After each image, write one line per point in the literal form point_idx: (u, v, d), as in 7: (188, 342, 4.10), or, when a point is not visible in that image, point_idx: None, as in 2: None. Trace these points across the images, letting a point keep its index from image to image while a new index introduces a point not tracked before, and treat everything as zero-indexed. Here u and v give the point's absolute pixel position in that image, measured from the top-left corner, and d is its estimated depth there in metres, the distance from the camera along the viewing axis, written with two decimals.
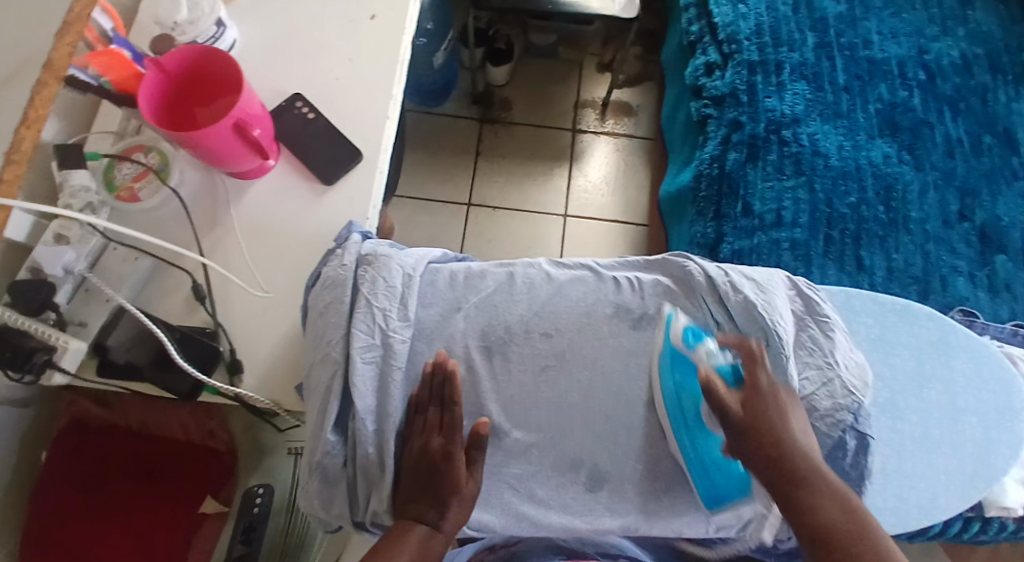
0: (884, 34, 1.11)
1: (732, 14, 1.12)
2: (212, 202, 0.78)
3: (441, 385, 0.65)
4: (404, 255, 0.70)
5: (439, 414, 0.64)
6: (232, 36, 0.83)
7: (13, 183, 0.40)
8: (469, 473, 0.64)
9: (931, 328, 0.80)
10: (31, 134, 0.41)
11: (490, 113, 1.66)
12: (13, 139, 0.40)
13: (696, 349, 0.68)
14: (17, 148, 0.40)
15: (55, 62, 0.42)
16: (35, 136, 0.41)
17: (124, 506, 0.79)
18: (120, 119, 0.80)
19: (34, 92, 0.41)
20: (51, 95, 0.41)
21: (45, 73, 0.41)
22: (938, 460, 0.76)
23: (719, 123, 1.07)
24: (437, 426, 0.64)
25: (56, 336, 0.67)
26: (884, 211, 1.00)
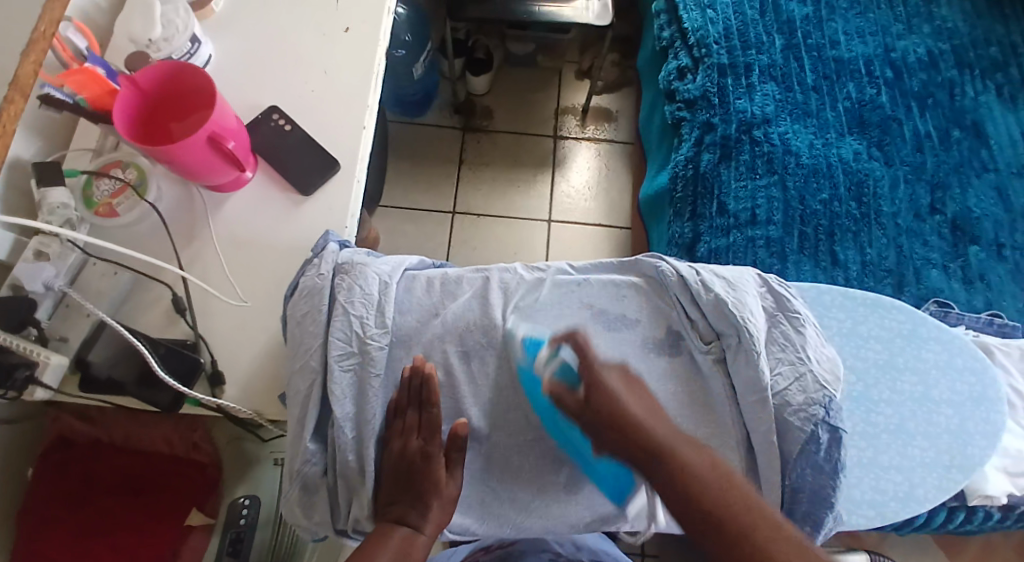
0: (850, 34, 1.14)
1: (701, 18, 1.14)
2: (190, 216, 0.79)
3: (420, 389, 0.66)
4: (380, 262, 0.71)
5: (417, 415, 0.65)
6: (207, 52, 0.84)
7: None
8: (449, 474, 0.65)
9: (901, 319, 0.81)
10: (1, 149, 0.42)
11: (471, 122, 1.67)
12: None
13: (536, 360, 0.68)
14: None
15: (21, 78, 0.43)
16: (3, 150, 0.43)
17: (109, 521, 0.79)
18: (98, 137, 0.80)
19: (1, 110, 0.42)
20: (18, 112, 0.43)
21: (12, 89, 0.43)
22: (915, 451, 0.77)
23: (693, 125, 1.09)
24: (415, 427, 0.65)
25: (37, 351, 0.68)
26: (856, 207, 1.02)
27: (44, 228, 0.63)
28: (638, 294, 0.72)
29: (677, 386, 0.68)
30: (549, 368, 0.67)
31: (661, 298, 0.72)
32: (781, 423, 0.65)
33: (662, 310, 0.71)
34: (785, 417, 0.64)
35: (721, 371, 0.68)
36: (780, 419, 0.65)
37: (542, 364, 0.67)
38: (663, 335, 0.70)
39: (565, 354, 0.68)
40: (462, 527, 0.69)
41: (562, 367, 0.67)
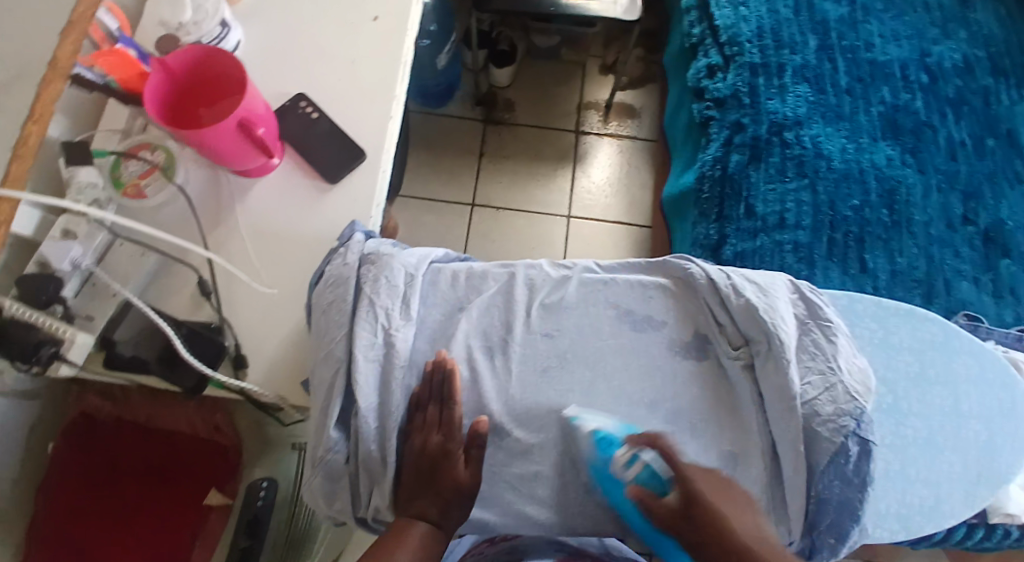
0: (886, 37, 1.12)
1: (733, 16, 1.13)
2: (217, 200, 0.78)
3: (441, 384, 0.65)
4: (407, 254, 0.71)
5: (438, 412, 0.65)
6: (236, 37, 0.84)
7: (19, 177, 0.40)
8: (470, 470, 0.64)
9: (935, 330, 0.80)
10: (38, 130, 0.41)
11: (493, 115, 1.66)
12: (19, 135, 0.40)
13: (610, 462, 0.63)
14: (23, 143, 0.41)
15: (59, 61, 0.42)
16: (41, 131, 0.41)
17: (132, 502, 0.80)
18: (127, 118, 0.80)
19: (39, 90, 0.41)
20: (56, 92, 0.42)
21: (50, 72, 0.41)
22: (942, 466, 0.76)
23: (722, 124, 1.07)
24: (435, 424, 0.65)
25: (63, 329, 0.67)
26: (887, 214, 1.00)
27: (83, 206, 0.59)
28: (667, 295, 0.72)
29: (703, 390, 0.68)
30: (630, 472, 0.62)
31: (692, 301, 0.71)
32: (809, 433, 0.64)
33: (691, 312, 0.71)
34: (813, 427, 0.64)
35: (749, 378, 0.67)
36: (808, 429, 0.64)
37: (621, 468, 0.63)
38: (692, 338, 0.70)
39: (647, 456, 0.63)
40: (480, 522, 0.67)
41: (647, 471, 0.63)
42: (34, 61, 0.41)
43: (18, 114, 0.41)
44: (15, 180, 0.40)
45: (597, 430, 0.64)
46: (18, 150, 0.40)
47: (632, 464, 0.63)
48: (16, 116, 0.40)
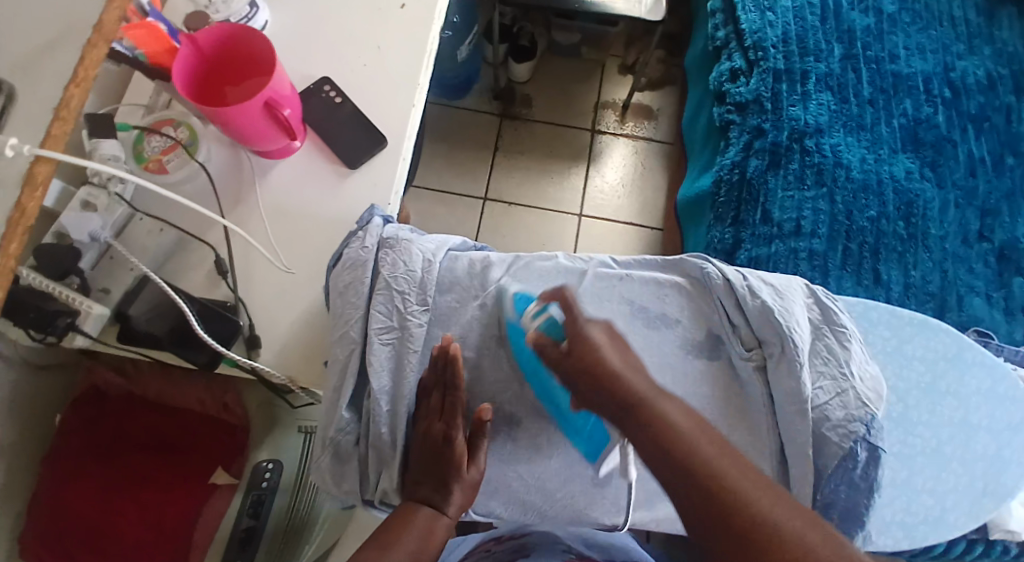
0: (910, 49, 1.11)
1: (760, 21, 1.12)
2: (238, 179, 0.79)
3: (443, 368, 0.64)
4: (425, 240, 0.71)
5: (441, 399, 0.65)
6: (264, 18, 0.84)
7: (60, 139, 0.41)
8: (471, 458, 0.64)
9: (948, 341, 0.79)
10: (79, 94, 0.42)
11: (510, 110, 1.66)
12: (62, 97, 0.41)
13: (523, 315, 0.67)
14: (66, 105, 0.41)
15: (105, 26, 0.43)
16: (83, 95, 0.42)
17: (135, 477, 0.79)
18: (152, 93, 0.81)
19: (83, 54, 0.42)
20: (100, 57, 0.43)
21: (95, 35, 0.42)
22: (948, 477, 0.76)
23: (742, 129, 1.08)
24: (438, 410, 0.65)
25: (80, 301, 0.68)
26: (903, 227, 0.99)
27: (112, 168, 0.56)
28: (681, 295, 0.71)
29: (712, 389, 0.68)
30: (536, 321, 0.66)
31: (706, 300, 0.70)
32: (818, 438, 0.64)
33: (704, 313, 0.70)
34: (822, 431, 0.63)
35: (761, 380, 0.66)
36: (817, 433, 0.63)
37: (529, 318, 0.66)
38: (704, 338, 0.70)
39: (555, 311, 0.66)
40: (486, 509, 0.69)
41: (548, 322, 0.65)
42: (78, 26, 0.42)
43: (63, 76, 0.41)
44: (56, 141, 0.41)
45: (518, 292, 0.69)
46: (60, 112, 0.41)
47: (537, 316, 0.66)
48: (60, 78, 0.41)
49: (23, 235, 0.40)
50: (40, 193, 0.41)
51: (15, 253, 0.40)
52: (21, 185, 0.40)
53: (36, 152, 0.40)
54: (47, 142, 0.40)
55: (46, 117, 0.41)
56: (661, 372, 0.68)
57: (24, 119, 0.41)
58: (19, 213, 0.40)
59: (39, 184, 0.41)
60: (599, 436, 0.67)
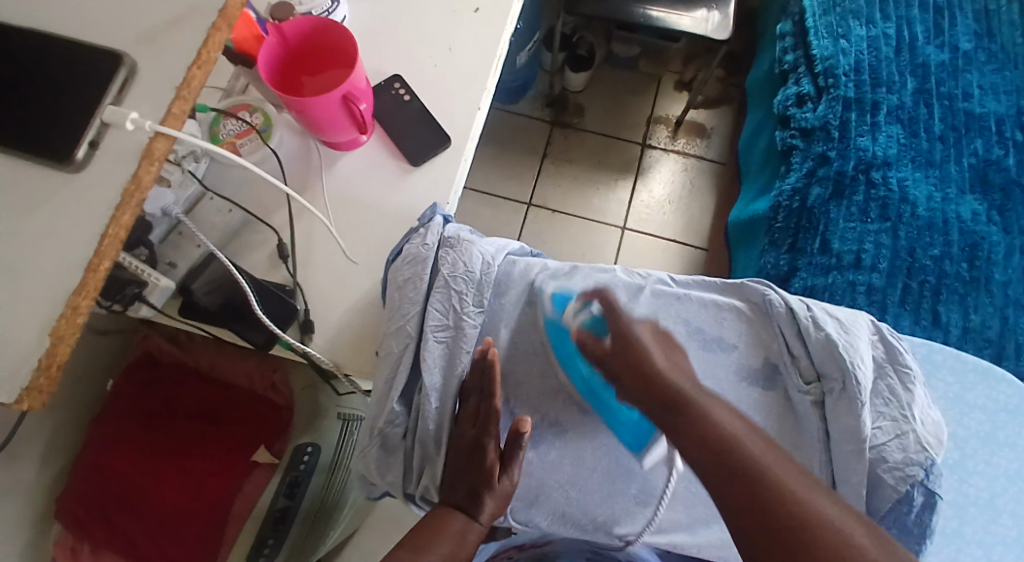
0: (985, 89, 1.08)
1: (832, 48, 1.11)
2: (305, 166, 0.80)
3: (483, 371, 0.64)
4: (485, 242, 0.71)
5: (477, 404, 0.64)
6: (343, 13, 0.86)
7: (179, 118, 0.45)
8: (505, 471, 0.64)
9: (1011, 392, 0.77)
10: (200, 76, 0.45)
11: (563, 118, 1.66)
12: (185, 76, 0.44)
13: (563, 315, 0.69)
14: (187, 85, 0.45)
15: (230, 10, 0.46)
16: (202, 77, 0.45)
17: (184, 445, 0.81)
18: (229, 77, 0.83)
19: (207, 37, 0.45)
20: (221, 40, 0.46)
21: (220, 19, 0.45)
22: (999, 530, 0.73)
23: (806, 155, 1.07)
24: (471, 418, 0.64)
25: (148, 272, 0.69)
26: (966, 269, 0.97)
27: (240, 159, 0.57)
28: (741, 320, 0.70)
29: (766, 419, 0.67)
30: (578, 320, 0.68)
31: (766, 327, 0.69)
32: (873, 479, 0.63)
33: (764, 340, 0.69)
34: (879, 473, 0.62)
35: (819, 414, 0.65)
36: (873, 473, 0.62)
37: (569, 317, 0.69)
38: (760, 366, 0.68)
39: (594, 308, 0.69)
40: (525, 517, 0.68)
41: (592, 319, 0.68)
42: (206, 9, 0.45)
43: (188, 57, 0.44)
44: (174, 120, 0.44)
45: (555, 291, 0.70)
46: (182, 91, 0.44)
47: (579, 313, 0.69)
48: (182, 60, 0.44)
49: (134, 207, 0.44)
50: (155, 167, 0.44)
51: (126, 225, 0.43)
52: (139, 157, 0.43)
53: (156, 128, 0.43)
54: (166, 120, 0.44)
55: (168, 95, 0.44)
56: None
57: (143, 96, 0.44)
58: (134, 186, 0.43)
59: (155, 159, 0.44)
60: (645, 426, 0.67)
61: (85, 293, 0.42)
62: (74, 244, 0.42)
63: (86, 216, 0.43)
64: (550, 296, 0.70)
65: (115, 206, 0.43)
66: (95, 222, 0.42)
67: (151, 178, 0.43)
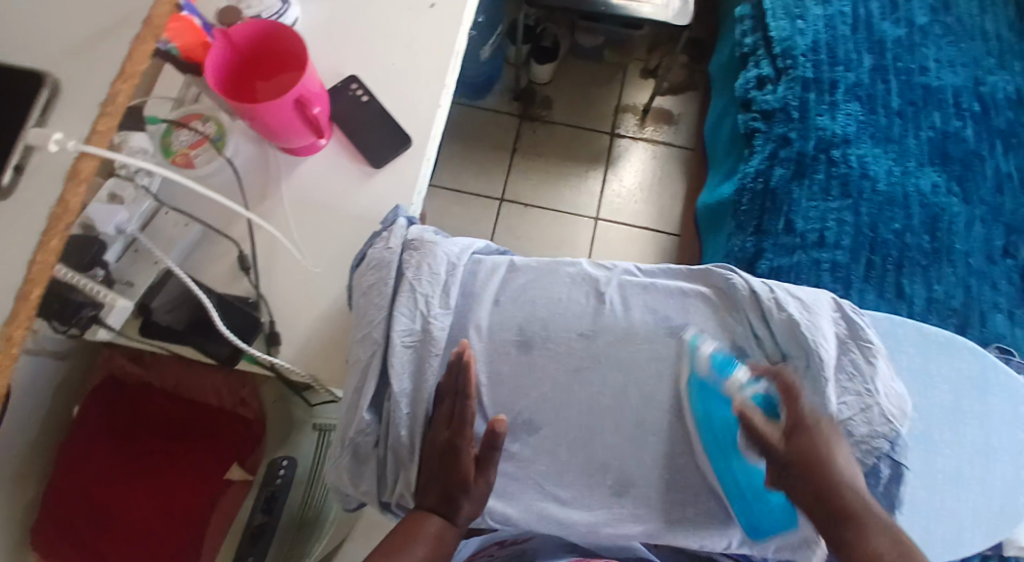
0: (941, 62, 1.10)
1: (789, 29, 1.11)
2: (263, 174, 0.79)
3: (457, 374, 0.63)
4: (449, 243, 0.70)
5: (452, 406, 0.63)
6: (294, 15, 0.84)
7: (106, 135, 0.43)
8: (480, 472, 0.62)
9: (971, 362, 0.78)
10: (127, 90, 0.44)
11: (530, 110, 1.66)
12: (110, 92, 0.43)
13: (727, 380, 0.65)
14: (113, 100, 0.43)
15: (154, 20, 0.45)
16: (129, 91, 0.44)
17: (150, 467, 0.80)
18: (181, 86, 0.82)
19: (132, 49, 0.44)
20: (148, 51, 0.45)
21: (144, 30, 0.44)
22: (966, 496, 0.75)
23: (768, 137, 1.07)
24: (447, 419, 0.63)
25: (104, 293, 0.68)
26: (928, 241, 0.99)
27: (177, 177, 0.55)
28: (705, 306, 0.70)
29: None
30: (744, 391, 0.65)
31: (731, 312, 0.69)
32: None
33: (729, 324, 0.69)
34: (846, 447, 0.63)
35: None
36: None
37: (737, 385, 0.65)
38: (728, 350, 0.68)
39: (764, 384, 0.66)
40: (503, 516, 0.67)
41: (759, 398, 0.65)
42: (130, 20, 0.44)
43: (112, 71, 0.43)
44: (102, 138, 0.43)
45: (714, 352, 0.66)
46: (107, 107, 0.43)
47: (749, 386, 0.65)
48: (107, 74, 0.43)
49: (64, 230, 0.42)
50: (83, 188, 0.43)
51: (56, 250, 0.42)
52: (65, 178, 0.42)
53: (81, 148, 0.42)
54: (92, 139, 0.42)
55: (93, 113, 0.43)
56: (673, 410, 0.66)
57: (69, 114, 0.42)
58: (62, 210, 0.42)
59: (83, 178, 0.42)
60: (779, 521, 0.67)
61: (18, 323, 0.41)
62: (4, 271, 0.41)
63: (14, 242, 0.41)
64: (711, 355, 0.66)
65: (42, 231, 0.41)
66: (24, 248, 0.41)
67: (78, 199, 0.42)
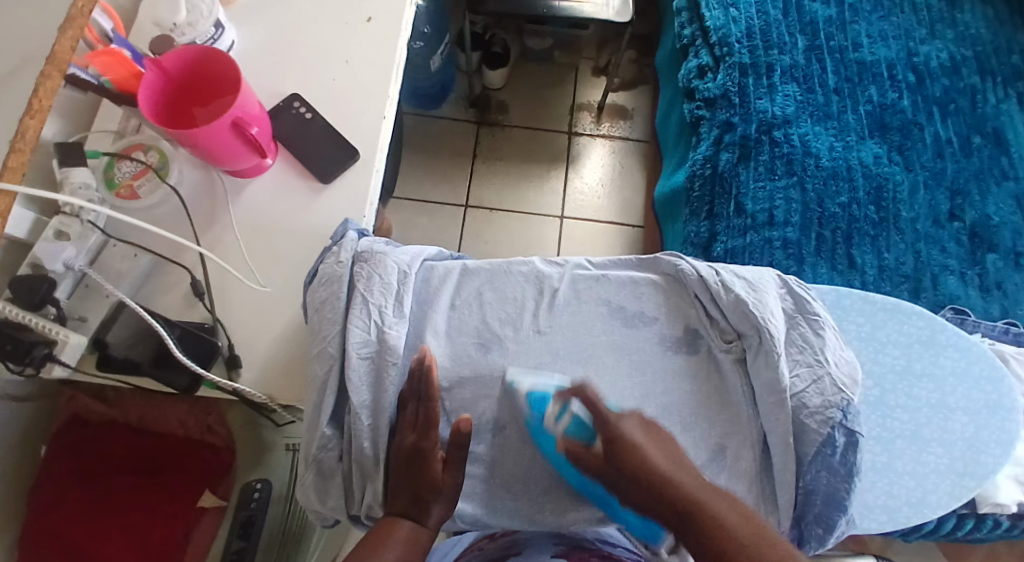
0: (874, 37, 1.13)
1: (724, 17, 1.14)
2: (210, 199, 0.79)
3: (419, 381, 0.63)
4: (399, 252, 0.70)
5: (416, 410, 0.63)
6: (230, 38, 0.84)
7: (17, 170, 0.44)
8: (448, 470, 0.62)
9: (921, 326, 0.81)
10: (34, 125, 0.44)
11: (487, 116, 1.67)
12: (18, 127, 0.44)
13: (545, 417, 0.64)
14: (21, 136, 0.44)
15: (58, 55, 0.46)
16: (38, 125, 0.45)
17: (121, 505, 0.79)
18: (120, 119, 0.81)
19: (37, 85, 0.44)
20: (53, 86, 0.45)
21: (48, 66, 0.45)
22: (929, 458, 0.76)
23: (712, 124, 1.09)
24: (412, 424, 0.63)
25: (56, 330, 0.67)
26: (875, 212, 1.01)
27: (76, 201, 0.58)
28: (656, 292, 0.71)
29: (693, 384, 0.68)
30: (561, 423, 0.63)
31: (681, 297, 0.71)
32: (797, 425, 0.64)
33: (680, 306, 0.71)
34: (801, 419, 0.64)
35: (740, 371, 0.67)
36: (797, 421, 0.64)
37: (552, 422, 0.64)
38: (682, 334, 0.70)
39: (576, 406, 0.64)
40: (473, 517, 0.65)
41: (575, 421, 0.64)
42: (35, 56, 0.45)
43: (18, 107, 0.44)
44: (13, 173, 0.44)
45: (530, 390, 0.65)
46: (16, 143, 0.44)
47: (561, 416, 0.64)
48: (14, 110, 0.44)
49: None
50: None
51: None
52: None
53: None
54: (4, 174, 0.43)
55: (2, 149, 0.43)
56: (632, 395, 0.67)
57: None
58: None
59: None
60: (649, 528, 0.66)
61: None
62: None
63: None
64: (527, 395, 0.65)
65: None
66: None
67: None
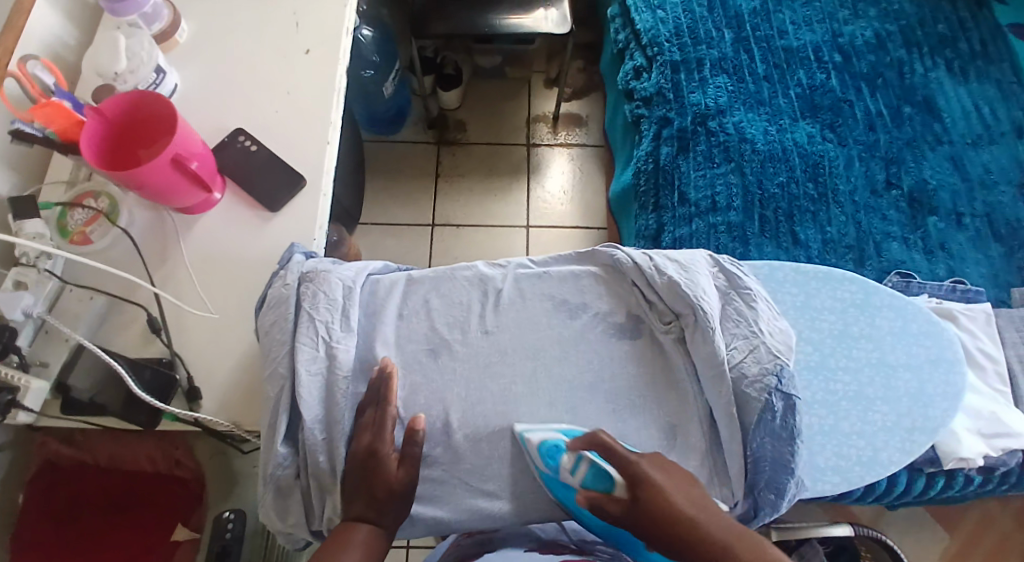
0: (798, 23, 1.18)
1: (652, 19, 1.18)
2: (163, 238, 0.81)
3: (379, 387, 0.66)
4: (344, 268, 0.73)
5: (375, 414, 0.65)
6: (172, 81, 0.87)
7: None
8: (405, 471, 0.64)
9: (854, 289, 0.85)
10: None
11: (446, 136, 1.70)
12: None
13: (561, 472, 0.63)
14: None
15: None
16: None
17: (95, 543, 0.81)
18: (71, 168, 0.83)
19: None
20: None
21: None
22: (875, 416, 0.79)
23: (651, 121, 1.12)
24: (370, 425, 0.65)
25: (18, 376, 0.70)
26: (813, 188, 1.05)
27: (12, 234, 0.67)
28: (598, 284, 0.74)
29: (638, 367, 0.71)
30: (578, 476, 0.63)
31: (621, 284, 0.74)
32: (740, 395, 0.68)
33: (621, 295, 0.74)
34: (743, 389, 0.67)
35: (681, 349, 0.71)
36: (738, 391, 0.67)
37: (568, 474, 0.63)
38: (625, 320, 0.73)
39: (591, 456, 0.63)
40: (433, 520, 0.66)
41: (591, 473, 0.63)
42: None
43: None
44: None
45: (542, 442, 0.65)
46: None
47: (576, 470, 0.63)
48: None
49: None
50: None
51: None
52: None
53: None
54: None
55: None
56: (581, 386, 0.69)
57: None
58: None
59: None
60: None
61: None
62: None
63: None
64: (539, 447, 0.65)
65: None
66: None
67: None
